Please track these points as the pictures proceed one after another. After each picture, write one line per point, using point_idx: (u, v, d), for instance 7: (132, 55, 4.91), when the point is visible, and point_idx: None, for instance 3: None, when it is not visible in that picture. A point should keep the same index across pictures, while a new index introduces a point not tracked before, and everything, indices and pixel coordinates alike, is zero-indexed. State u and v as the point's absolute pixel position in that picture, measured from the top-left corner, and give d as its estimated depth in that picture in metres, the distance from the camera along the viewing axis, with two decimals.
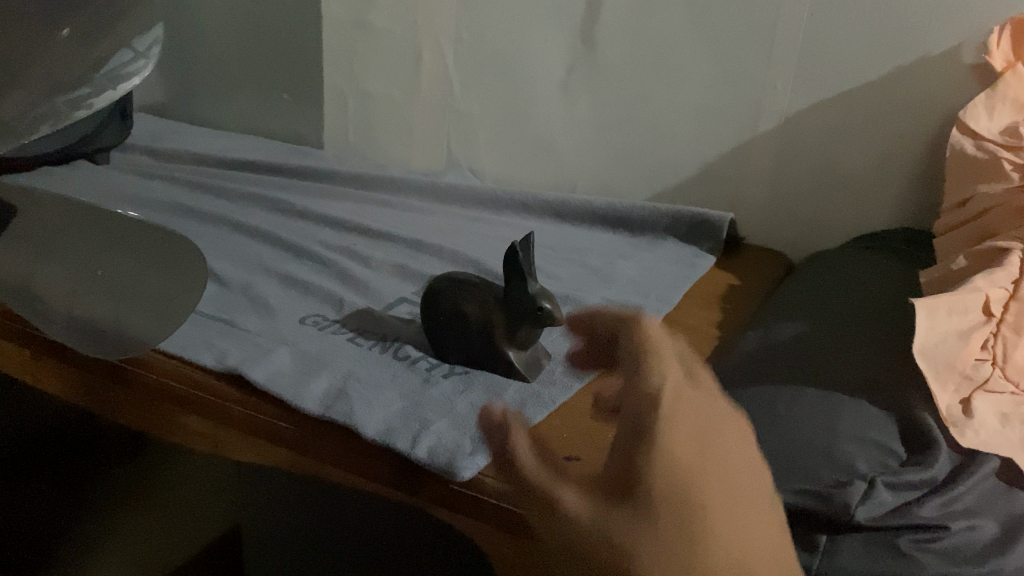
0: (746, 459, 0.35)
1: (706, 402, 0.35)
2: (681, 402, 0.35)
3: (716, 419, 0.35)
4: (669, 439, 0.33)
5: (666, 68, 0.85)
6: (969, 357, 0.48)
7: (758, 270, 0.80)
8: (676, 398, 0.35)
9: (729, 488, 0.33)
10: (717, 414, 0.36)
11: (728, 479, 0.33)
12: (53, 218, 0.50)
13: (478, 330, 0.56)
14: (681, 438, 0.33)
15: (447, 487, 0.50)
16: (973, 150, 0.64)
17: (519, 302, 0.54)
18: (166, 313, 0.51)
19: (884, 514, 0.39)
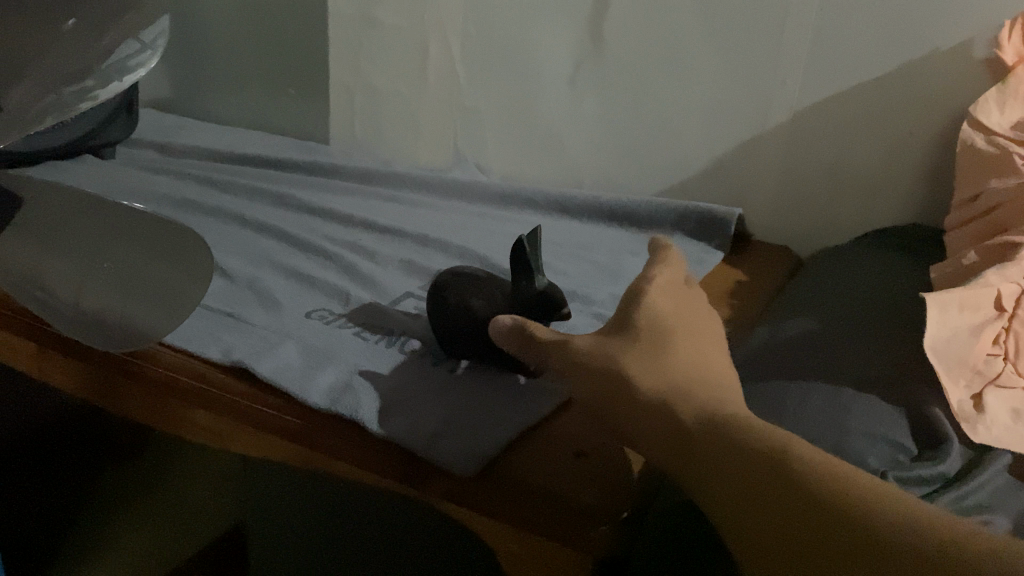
0: (714, 335, 0.44)
1: (683, 287, 0.47)
2: (657, 285, 0.45)
3: (691, 310, 0.44)
4: (645, 313, 0.43)
5: (674, 63, 0.85)
6: (981, 353, 0.48)
7: (766, 266, 0.80)
8: (655, 284, 0.45)
9: (702, 353, 0.42)
10: (694, 304, 0.45)
11: (700, 350, 0.42)
12: (65, 211, 0.50)
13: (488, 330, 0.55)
14: (655, 309, 0.43)
15: (457, 481, 0.48)
16: (984, 146, 0.63)
17: (530, 298, 0.53)
18: (166, 309, 0.51)
19: None
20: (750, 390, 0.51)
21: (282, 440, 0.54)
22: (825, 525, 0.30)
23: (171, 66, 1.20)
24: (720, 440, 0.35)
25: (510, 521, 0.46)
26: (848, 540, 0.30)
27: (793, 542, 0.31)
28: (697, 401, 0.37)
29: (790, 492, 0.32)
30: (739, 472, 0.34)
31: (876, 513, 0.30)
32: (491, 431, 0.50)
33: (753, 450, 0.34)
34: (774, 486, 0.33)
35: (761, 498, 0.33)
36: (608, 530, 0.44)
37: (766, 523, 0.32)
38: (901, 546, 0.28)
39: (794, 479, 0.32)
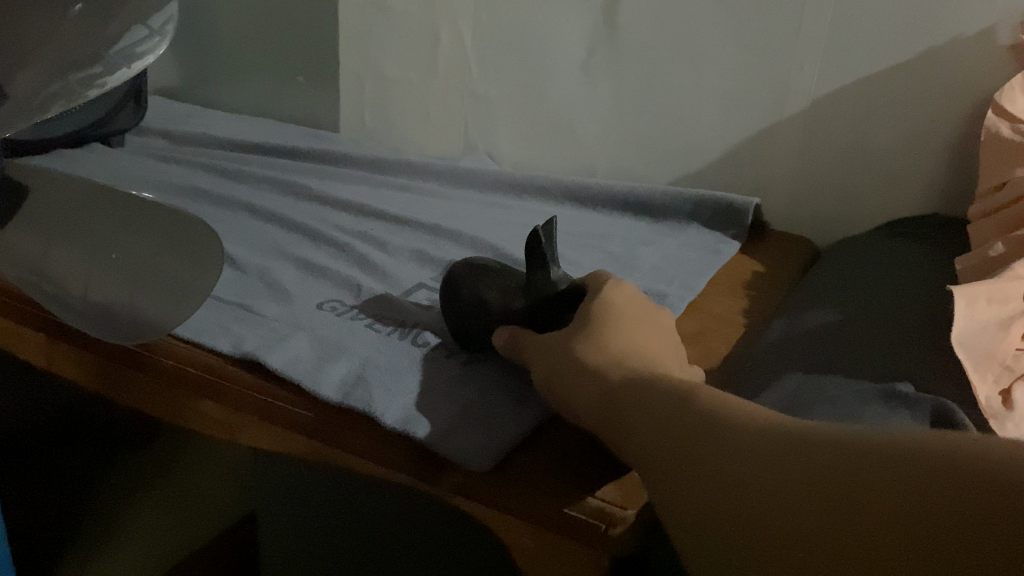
0: (668, 333, 0.48)
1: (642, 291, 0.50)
2: (611, 282, 0.49)
3: (642, 306, 0.48)
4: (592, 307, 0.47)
5: (690, 50, 0.83)
6: (1008, 349, 0.47)
7: (784, 257, 0.78)
8: (609, 283, 0.49)
9: (652, 343, 0.45)
10: (652, 308, 0.49)
11: (649, 340, 0.45)
12: (65, 202, 0.49)
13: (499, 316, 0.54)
14: (609, 299, 0.47)
15: (472, 476, 0.47)
16: (1010, 135, 0.62)
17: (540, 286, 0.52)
18: (179, 298, 0.50)
19: None
20: (771, 385, 0.50)
21: (294, 432, 0.53)
22: (796, 466, 0.31)
23: (180, 54, 1.19)
24: (680, 406, 0.37)
25: (523, 517, 0.45)
26: (814, 475, 0.30)
27: (759, 489, 0.31)
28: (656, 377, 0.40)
29: (758, 448, 0.32)
30: (700, 433, 0.35)
31: (854, 441, 0.30)
32: (507, 425, 0.49)
33: (723, 416, 0.35)
34: (739, 446, 0.33)
35: (725, 453, 0.33)
36: (626, 529, 0.43)
37: (725, 475, 0.33)
38: (876, 460, 0.28)
39: (762, 438, 0.33)
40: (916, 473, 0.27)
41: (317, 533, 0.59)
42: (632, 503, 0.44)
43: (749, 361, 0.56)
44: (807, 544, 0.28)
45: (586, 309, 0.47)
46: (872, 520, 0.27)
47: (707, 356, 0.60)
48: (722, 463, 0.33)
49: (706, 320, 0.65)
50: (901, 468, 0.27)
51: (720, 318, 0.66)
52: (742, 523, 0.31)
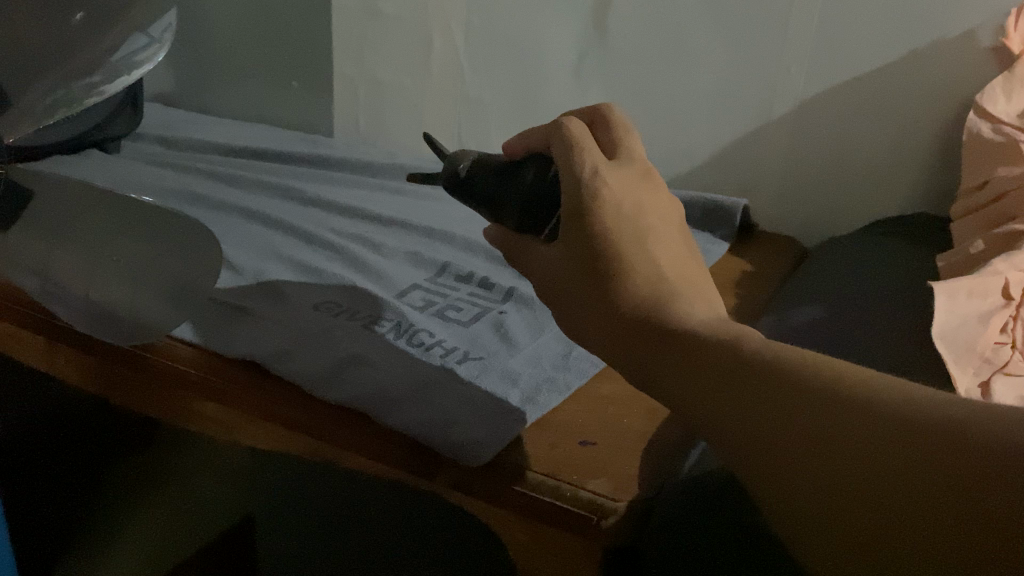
0: (672, 218, 0.39)
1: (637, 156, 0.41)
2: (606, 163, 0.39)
3: (640, 188, 0.39)
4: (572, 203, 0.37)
5: (679, 53, 0.85)
6: (989, 340, 0.49)
7: (771, 257, 0.80)
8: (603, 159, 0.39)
9: (657, 249, 0.36)
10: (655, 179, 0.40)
11: (654, 249, 0.36)
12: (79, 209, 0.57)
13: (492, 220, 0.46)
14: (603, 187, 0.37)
15: (467, 470, 0.48)
16: (991, 134, 0.63)
17: (458, 188, 0.46)
18: (180, 302, 0.56)
19: None
20: None
21: (292, 431, 0.54)
22: (837, 414, 0.28)
23: (175, 61, 1.21)
24: (695, 339, 0.33)
25: (520, 510, 0.47)
26: (854, 427, 0.27)
27: (791, 436, 0.29)
28: (663, 305, 0.34)
29: (789, 393, 0.29)
30: (720, 373, 0.31)
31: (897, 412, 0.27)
32: (502, 419, 0.50)
33: (747, 351, 0.31)
34: (769, 387, 0.30)
35: (749, 402, 0.30)
36: (617, 519, 0.44)
37: (752, 423, 0.30)
38: (926, 422, 0.26)
39: (797, 378, 0.30)
40: (965, 443, 0.25)
41: (315, 537, 0.59)
42: (623, 496, 0.45)
43: None
44: (831, 511, 0.27)
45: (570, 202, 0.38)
46: (905, 503, 0.26)
47: None
48: (749, 409, 0.30)
49: None
50: (952, 436, 0.26)
51: None
52: (764, 472, 0.29)
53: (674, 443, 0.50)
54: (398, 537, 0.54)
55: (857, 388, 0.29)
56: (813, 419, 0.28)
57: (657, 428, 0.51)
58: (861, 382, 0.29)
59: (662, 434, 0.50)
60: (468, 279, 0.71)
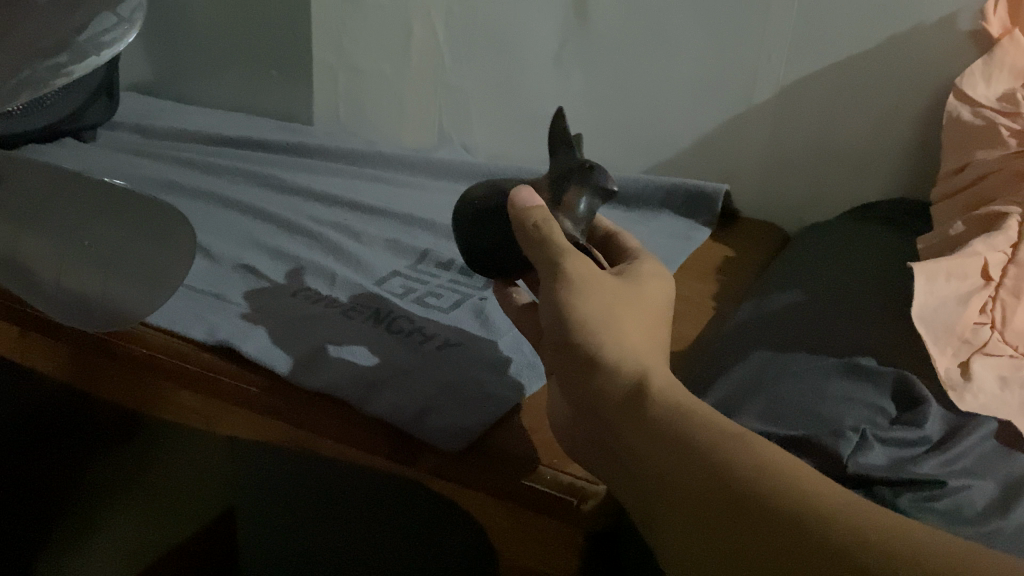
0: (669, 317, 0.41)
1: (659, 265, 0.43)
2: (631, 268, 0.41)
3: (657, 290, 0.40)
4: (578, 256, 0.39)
5: (660, 39, 0.84)
6: (968, 322, 0.49)
7: (753, 243, 0.80)
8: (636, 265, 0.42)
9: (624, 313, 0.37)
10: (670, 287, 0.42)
11: (647, 336, 0.37)
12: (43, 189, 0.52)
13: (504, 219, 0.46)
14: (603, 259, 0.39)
15: (446, 457, 0.48)
16: (970, 118, 0.63)
17: (575, 176, 0.44)
18: (145, 284, 0.52)
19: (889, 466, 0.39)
20: (738, 361, 0.51)
21: (270, 420, 0.54)
22: (785, 524, 0.28)
23: (152, 50, 1.19)
24: (661, 423, 0.33)
25: (499, 496, 0.47)
26: (805, 539, 0.27)
27: (749, 548, 0.28)
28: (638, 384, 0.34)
29: (739, 494, 0.29)
30: (681, 472, 0.31)
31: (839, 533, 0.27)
32: (479, 406, 0.50)
33: (702, 440, 0.31)
34: (721, 484, 0.30)
35: (698, 481, 0.30)
36: (597, 504, 0.43)
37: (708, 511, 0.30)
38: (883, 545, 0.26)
39: (750, 475, 0.29)
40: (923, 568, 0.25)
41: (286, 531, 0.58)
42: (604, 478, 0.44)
43: (717, 340, 0.57)
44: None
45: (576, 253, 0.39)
46: None
47: (678, 337, 0.61)
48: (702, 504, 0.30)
49: (676, 303, 0.66)
50: (904, 562, 0.25)
51: (690, 300, 0.67)
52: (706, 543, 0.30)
53: None
54: (376, 524, 0.53)
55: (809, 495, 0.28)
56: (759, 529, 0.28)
57: None
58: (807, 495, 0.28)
59: None
60: (447, 266, 0.71)
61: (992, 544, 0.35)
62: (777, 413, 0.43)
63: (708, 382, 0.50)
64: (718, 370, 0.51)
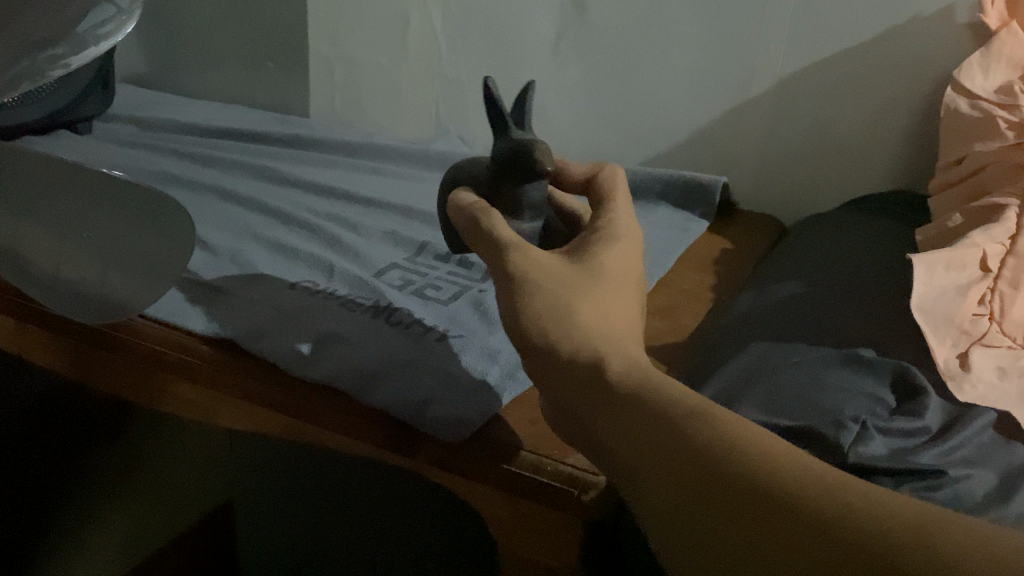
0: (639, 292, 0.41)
1: (627, 234, 0.42)
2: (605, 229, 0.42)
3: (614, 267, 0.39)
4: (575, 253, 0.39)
5: (658, 31, 0.84)
6: (966, 313, 0.49)
7: (751, 234, 0.80)
8: (597, 240, 0.41)
9: (604, 291, 0.38)
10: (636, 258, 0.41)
11: (623, 313, 0.38)
12: (48, 176, 0.51)
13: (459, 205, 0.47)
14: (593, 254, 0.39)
15: (446, 449, 0.48)
16: (968, 109, 0.63)
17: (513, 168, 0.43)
18: (146, 279, 0.51)
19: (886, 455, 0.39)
20: (737, 352, 0.51)
21: (268, 412, 0.54)
22: (749, 497, 0.26)
23: (147, 42, 1.19)
24: (629, 403, 0.32)
25: (498, 486, 0.47)
26: (754, 502, 0.26)
27: (690, 500, 0.28)
28: (604, 367, 0.34)
29: (704, 470, 0.28)
30: (635, 436, 0.31)
31: (778, 479, 0.27)
32: (480, 396, 0.50)
33: (673, 418, 0.30)
34: (684, 461, 0.29)
35: (648, 441, 0.30)
36: (598, 496, 0.43)
37: (657, 467, 0.29)
38: (847, 518, 0.25)
39: (713, 452, 0.28)
40: (883, 541, 0.24)
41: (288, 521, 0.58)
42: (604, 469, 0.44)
43: (716, 332, 0.57)
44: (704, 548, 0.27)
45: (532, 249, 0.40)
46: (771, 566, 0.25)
47: (677, 329, 0.61)
48: (651, 462, 0.30)
49: (674, 296, 0.66)
50: (849, 519, 0.25)
51: (690, 293, 0.67)
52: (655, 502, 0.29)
53: None
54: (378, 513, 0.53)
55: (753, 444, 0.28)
56: (701, 479, 0.28)
57: None
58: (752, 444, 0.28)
59: None
60: (447, 258, 0.71)
61: None
62: (778, 404, 0.43)
63: (708, 372, 0.51)
64: (717, 361, 0.52)
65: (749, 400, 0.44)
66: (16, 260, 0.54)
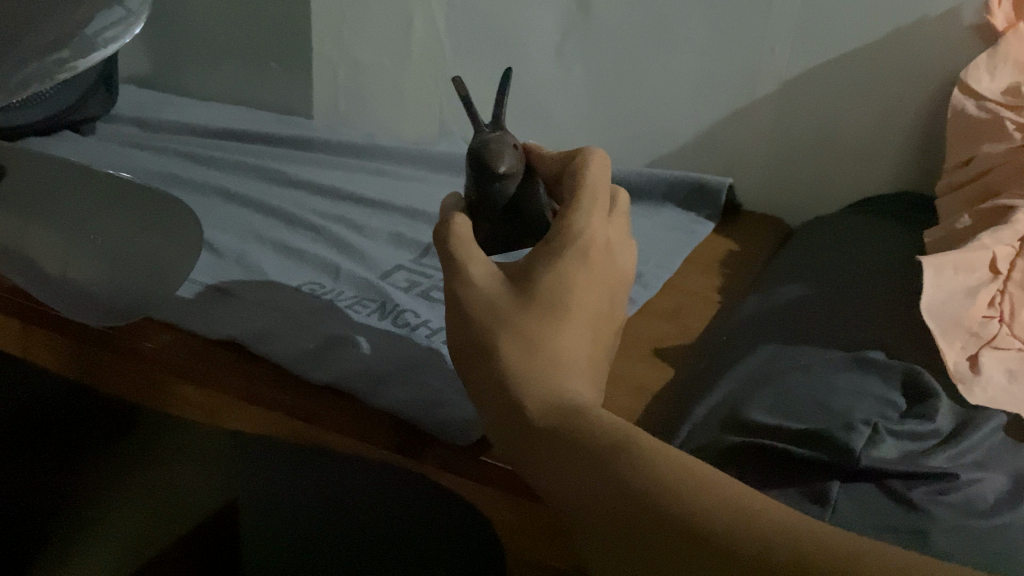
0: (597, 300, 0.39)
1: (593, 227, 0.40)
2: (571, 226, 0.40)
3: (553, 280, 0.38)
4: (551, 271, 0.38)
5: (663, 32, 0.84)
6: (975, 315, 0.49)
7: (757, 236, 0.80)
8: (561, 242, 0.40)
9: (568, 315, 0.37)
10: (596, 266, 0.39)
11: (579, 332, 0.37)
12: (48, 182, 0.51)
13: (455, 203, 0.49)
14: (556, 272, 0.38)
15: (455, 450, 0.48)
16: (975, 111, 0.63)
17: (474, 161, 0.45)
18: (145, 280, 0.52)
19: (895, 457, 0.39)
20: (746, 354, 0.51)
21: (275, 415, 0.53)
22: (675, 534, 0.28)
23: (150, 43, 1.19)
24: (558, 437, 0.33)
25: (510, 491, 0.46)
26: (681, 536, 0.28)
27: (621, 535, 0.29)
28: (537, 397, 0.35)
29: (631, 507, 0.29)
30: (564, 469, 0.32)
31: (699, 509, 0.28)
32: None
33: (596, 451, 0.31)
34: (616, 493, 0.30)
35: (576, 477, 0.31)
36: None
37: (587, 502, 0.31)
38: (776, 546, 0.26)
39: (643, 488, 0.29)
40: (812, 568, 0.25)
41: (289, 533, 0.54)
42: None
43: (724, 334, 0.57)
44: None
45: (475, 267, 0.39)
46: None
47: (684, 331, 0.61)
48: (581, 497, 0.31)
49: (681, 297, 0.66)
50: (768, 548, 0.26)
51: (696, 296, 0.67)
52: (590, 534, 0.30)
53: (662, 420, 0.50)
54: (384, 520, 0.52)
55: (674, 472, 0.30)
56: (628, 515, 0.29)
57: (643, 407, 0.51)
58: (672, 473, 0.30)
59: (652, 411, 0.51)
60: None
61: (1004, 536, 0.35)
62: (790, 406, 0.43)
63: (716, 374, 0.50)
64: (726, 363, 0.51)
65: (760, 401, 0.44)
66: (21, 264, 0.52)
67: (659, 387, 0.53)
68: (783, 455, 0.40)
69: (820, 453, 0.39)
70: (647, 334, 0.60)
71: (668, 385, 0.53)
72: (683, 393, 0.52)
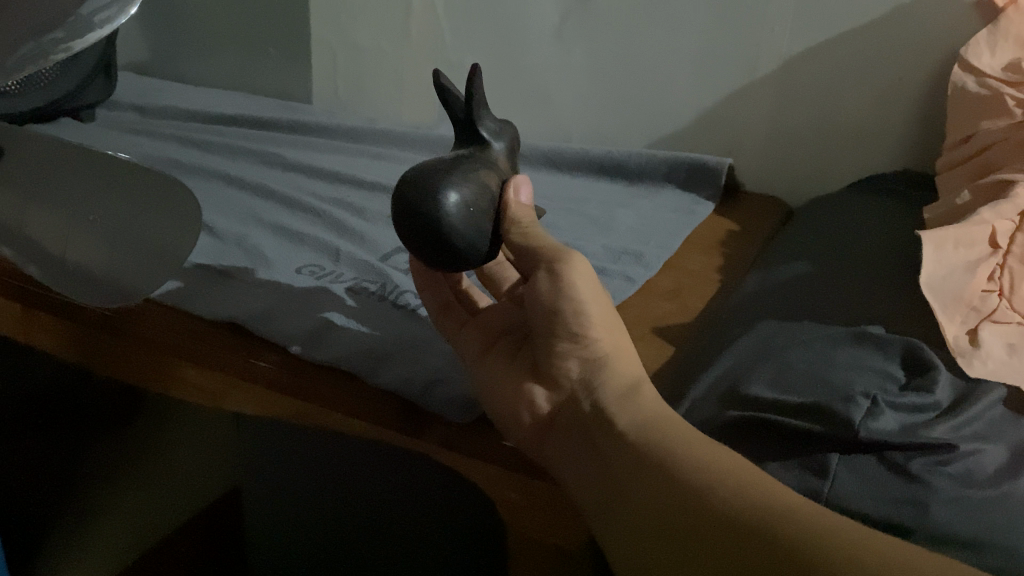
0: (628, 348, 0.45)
1: None
2: None
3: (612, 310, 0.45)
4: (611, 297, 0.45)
5: (663, 12, 0.84)
6: (976, 289, 0.49)
7: (758, 216, 0.80)
8: None
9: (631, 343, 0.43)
10: None
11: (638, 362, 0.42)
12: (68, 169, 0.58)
13: (433, 180, 0.39)
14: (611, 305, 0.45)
15: (454, 428, 0.48)
16: (976, 88, 0.63)
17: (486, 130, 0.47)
18: (146, 260, 0.56)
19: (891, 427, 0.39)
20: (745, 331, 0.51)
21: (280, 395, 0.52)
22: (726, 509, 0.33)
23: (150, 29, 1.19)
24: (636, 425, 0.38)
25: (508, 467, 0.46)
26: (728, 512, 0.33)
27: (671, 503, 0.34)
28: (616, 389, 0.40)
29: (688, 489, 0.34)
30: (636, 454, 0.37)
31: (748, 497, 0.33)
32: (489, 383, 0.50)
33: (668, 443, 0.37)
34: (663, 483, 0.35)
35: (645, 455, 0.37)
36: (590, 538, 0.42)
37: (649, 478, 0.36)
38: (797, 523, 0.32)
39: (705, 473, 0.35)
40: (822, 542, 0.30)
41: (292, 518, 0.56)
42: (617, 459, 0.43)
43: (723, 311, 0.57)
44: (681, 539, 0.33)
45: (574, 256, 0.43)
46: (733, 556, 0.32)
47: (684, 311, 0.61)
48: (648, 473, 0.36)
49: (680, 277, 0.66)
50: (798, 529, 0.31)
51: (696, 275, 0.67)
52: (641, 505, 0.35)
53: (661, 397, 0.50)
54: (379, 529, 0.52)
55: (729, 465, 0.35)
56: (682, 494, 0.34)
57: None
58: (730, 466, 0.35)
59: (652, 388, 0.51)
60: None
61: (1002, 506, 0.35)
62: (788, 382, 0.43)
63: (715, 351, 0.50)
64: (725, 340, 0.51)
65: (759, 376, 0.44)
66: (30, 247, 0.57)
67: (660, 365, 0.53)
68: (783, 429, 0.40)
69: (814, 425, 0.39)
70: (648, 313, 0.60)
71: (669, 363, 0.53)
72: (683, 370, 0.52)
